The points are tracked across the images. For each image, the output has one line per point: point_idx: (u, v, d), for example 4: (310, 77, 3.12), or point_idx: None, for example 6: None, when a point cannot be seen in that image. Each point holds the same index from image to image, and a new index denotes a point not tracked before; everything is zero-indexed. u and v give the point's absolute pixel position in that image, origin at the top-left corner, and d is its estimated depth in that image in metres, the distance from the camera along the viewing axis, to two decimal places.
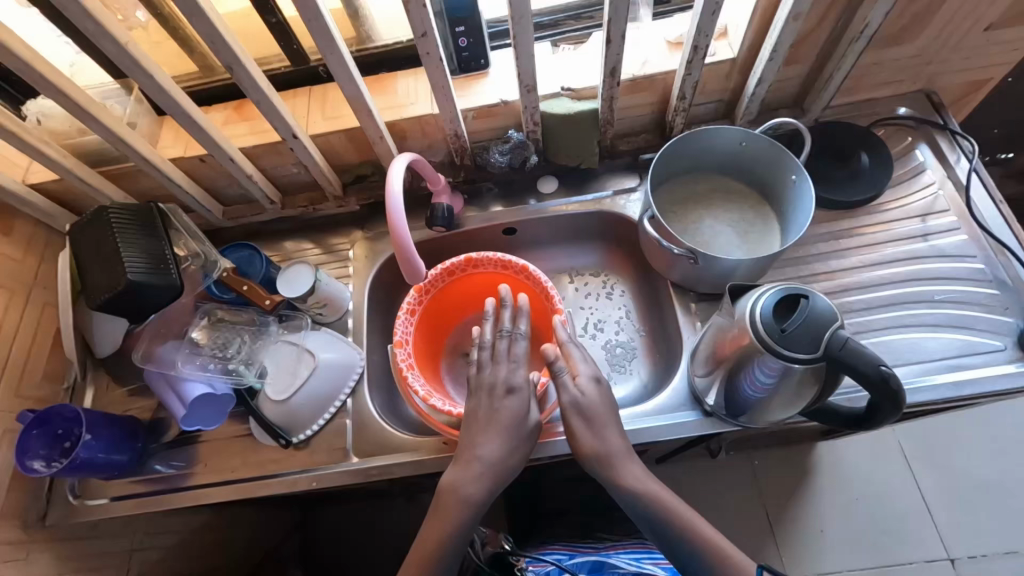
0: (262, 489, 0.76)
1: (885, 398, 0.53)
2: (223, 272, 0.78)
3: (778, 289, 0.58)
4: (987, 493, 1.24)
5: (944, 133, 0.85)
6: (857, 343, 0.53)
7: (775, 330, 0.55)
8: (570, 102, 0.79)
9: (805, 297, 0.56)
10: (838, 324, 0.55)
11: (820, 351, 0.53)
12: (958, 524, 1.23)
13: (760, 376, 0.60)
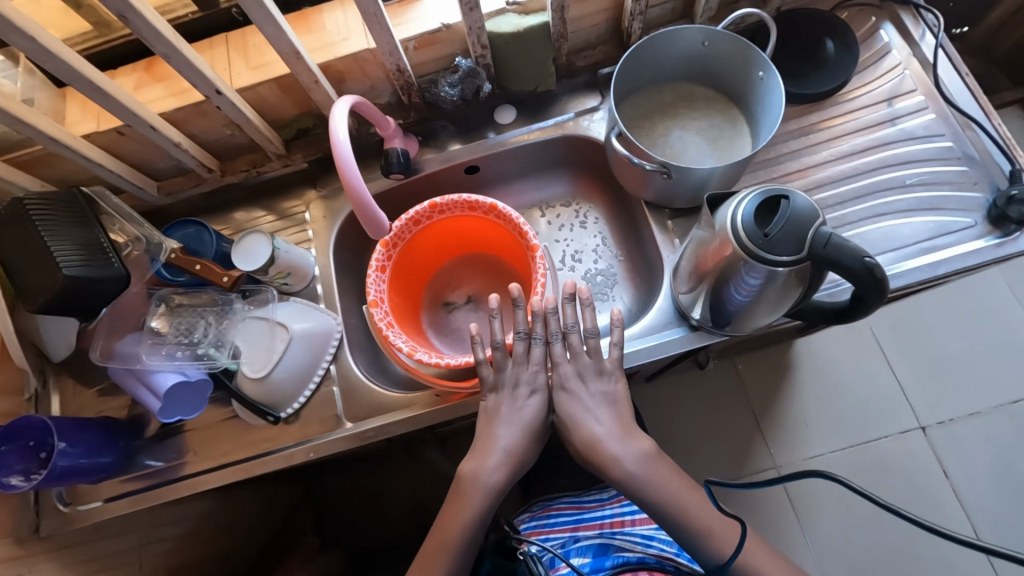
0: (259, 468, 0.75)
1: (870, 288, 0.52)
2: (171, 253, 0.72)
3: (757, 192, 0.56)
4: (951, 365, 1.32)
5: (908, 8, 0.82)
6: (841, 239, 0.51)
7: (757, 236, 0.54)
8: (518, 17, 0.72)
9: (785, 197, 0.54)
10: (821, 220, 0.53)
11: (804, 251, 0.52)
12: (929, 395, 1.31)
13: (748, 283, 0.58)
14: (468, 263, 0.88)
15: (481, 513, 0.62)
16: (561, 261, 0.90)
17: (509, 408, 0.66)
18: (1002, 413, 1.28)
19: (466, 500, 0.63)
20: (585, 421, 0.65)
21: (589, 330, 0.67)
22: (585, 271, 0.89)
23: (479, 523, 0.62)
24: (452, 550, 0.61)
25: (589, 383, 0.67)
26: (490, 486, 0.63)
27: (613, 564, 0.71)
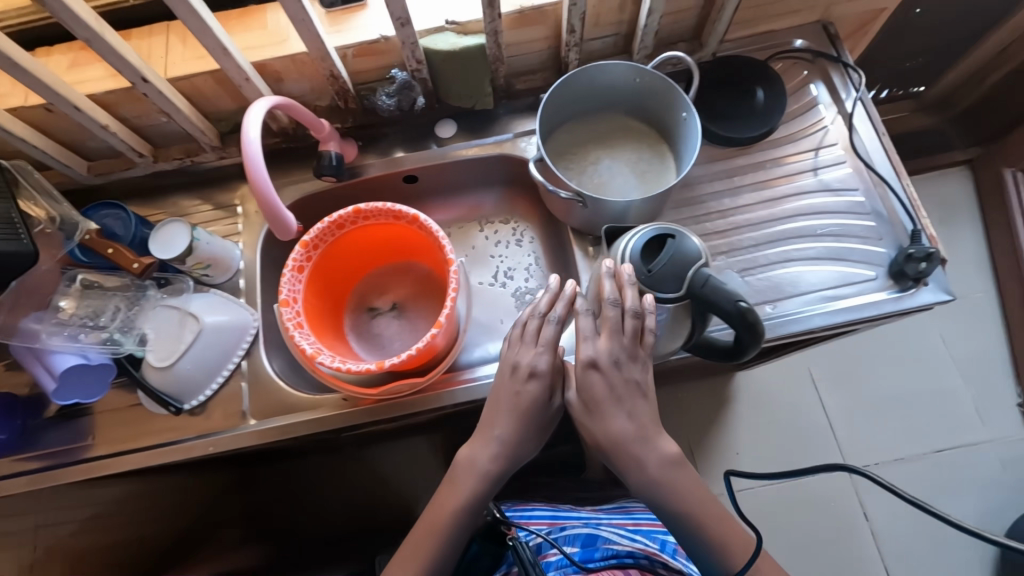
0: (156, 458, 0.74)
1: (747, 331, 0.55)
2: (87, 234, 0.73)
3: (648, 230, 0.59)
4: (892, 406, 1.36)
5: (837, 66, 0.85)
6: (717, 281, 0.55)
7: (642, 271, 0.57)
8: (455, 37, 0.74)
9: (672, 237, 0.58)
10: (702, 261, 0.56)
11: (683, 288, 0.55)
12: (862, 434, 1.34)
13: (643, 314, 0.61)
14: (397, 270, 0.89)
15: (475, 499, 0.63)
16: (493, 277, 0.91)
17: (517, 391, 0.62)
18: (926, 459, 1.32)
19: (458, 484, 0.63)
20: (610, 420, 0.55)
21: (632, 311, 0.55)
22: (514, 289, 0.91)
23: (472, 507, 0.63)
24: (440, 532, 0.62)
25: (622, 372, 0.55)
26: (483, 474, 0.62)
27: (602, 555, 0.72)
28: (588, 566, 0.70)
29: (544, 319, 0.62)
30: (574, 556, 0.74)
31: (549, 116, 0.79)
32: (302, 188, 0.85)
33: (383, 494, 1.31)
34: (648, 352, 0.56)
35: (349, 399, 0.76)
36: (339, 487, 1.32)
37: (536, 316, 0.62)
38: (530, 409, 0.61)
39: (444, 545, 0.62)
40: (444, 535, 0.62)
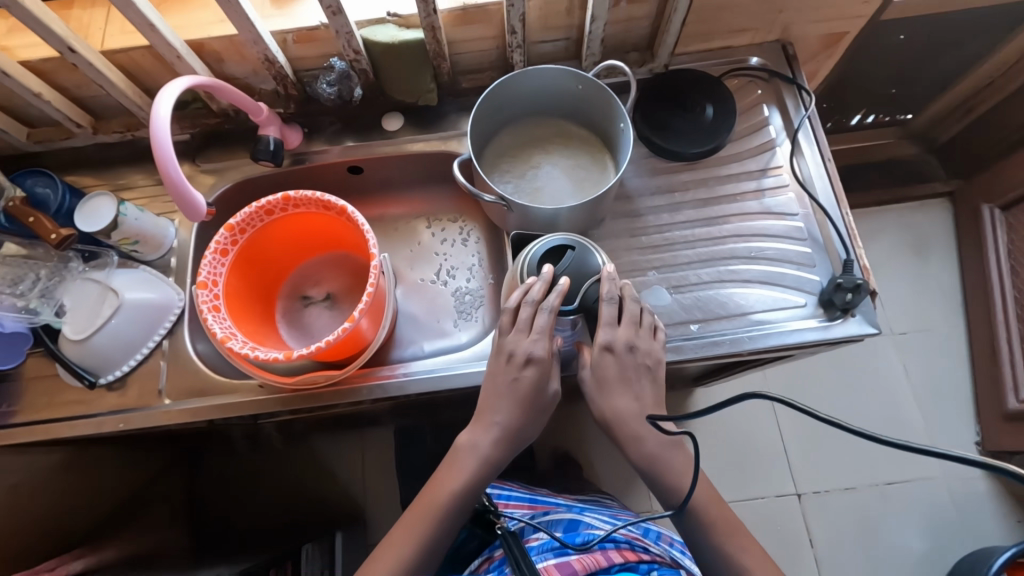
0: (66, 430, 0.74)
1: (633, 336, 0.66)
2: (9, 201, 0.72)
3: (549, 240, 0.66)
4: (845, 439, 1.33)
5: (791, 88, 0.84)
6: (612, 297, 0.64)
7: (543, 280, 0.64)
8: (396, 29, 0.73)
9: (570, 248, 0.66)
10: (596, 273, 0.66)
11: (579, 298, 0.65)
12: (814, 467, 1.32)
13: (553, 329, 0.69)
14: (335, 260, 0.89)
15: (473, 483, 0.65)
16: (435, 274, 0.90)
17: (511, 374, 0.63)
18: (875, 490, 1.30)
19: (455, 470, 0.65)
20: (614, 401, 0.65)
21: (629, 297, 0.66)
22: (455, 288, 0.89)
23: (469, 489, 0.65)
24: (437, 513, 0.64)
25: (634, 355, 0.65)
26: (484, 459, 0.64)
27: (582, 540, 0.76)
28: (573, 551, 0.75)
29: (535, 308, 0.63)
30: (555, 542, 0.77)
31: (489, 117, 0.78)
32: (245, 171, 0.85)
33: (329, 483, 1.31)
34: (658, 344, 0.67)
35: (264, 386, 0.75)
36: (285, 473, 1.32)
37: (529, 304, 0.62)
38: (523, 399, 0.63)
39: (439, 526, 0.64)
40: (432, 523, 0.64)
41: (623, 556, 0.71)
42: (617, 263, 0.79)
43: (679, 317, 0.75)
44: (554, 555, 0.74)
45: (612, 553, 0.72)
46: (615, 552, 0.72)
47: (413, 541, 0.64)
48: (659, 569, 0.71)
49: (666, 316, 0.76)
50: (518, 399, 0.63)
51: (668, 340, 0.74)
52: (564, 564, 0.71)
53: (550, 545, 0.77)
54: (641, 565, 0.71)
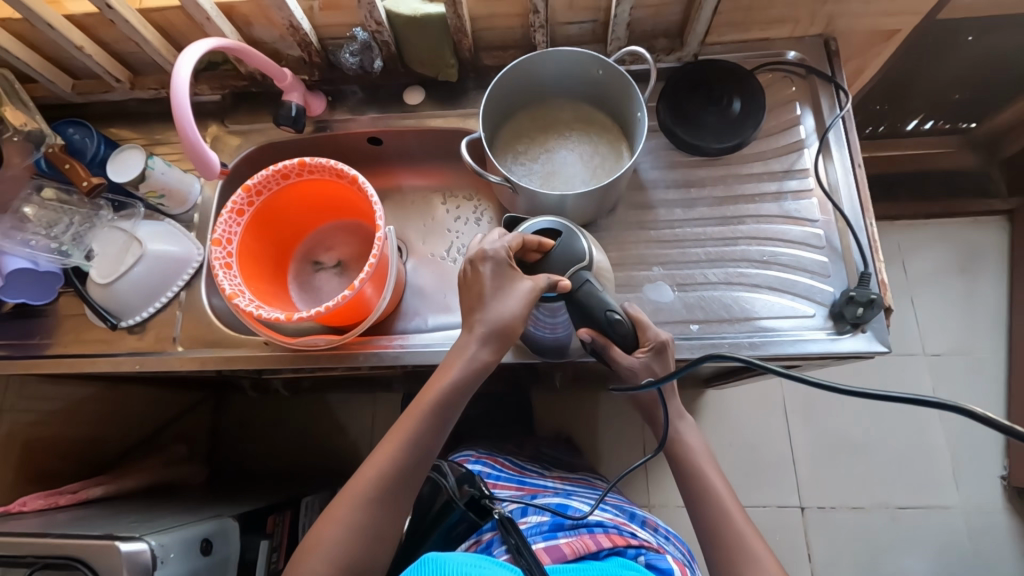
0: (90, 365, 0.80)
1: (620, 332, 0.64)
2: (49, 148, 0.77)
3: (537, 229, 0.67)
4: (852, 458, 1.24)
5: (828, 86, 0.80)
6: (593, 288, 0.62)
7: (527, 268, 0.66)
8: (420, 3, 0.73)
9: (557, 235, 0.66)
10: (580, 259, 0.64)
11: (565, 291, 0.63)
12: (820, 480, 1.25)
13: (543, 317, 0.68)
14: (348, 228, 0.91)
15: (465, 385, 0.64)
16: (446, 250, 0.90)
17: (475, 279, 0.64)
18: (885, 512, 1.26)
19: (441, 373, 0.65)
20: (620, 359, 0.66)
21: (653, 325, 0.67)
22: None
23: (457, 393, 0.64)
24: (426, 409, 0.64)
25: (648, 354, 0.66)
26: (471, 360, 0.64)
27: (570, 524, 0.76)
28: (557, 535, 0.74)
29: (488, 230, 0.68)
30: (545, 525, 0.77)
31: (507, 96, 0.78)
32: (269, 135, 0.88)
33: (336, 442, 1.36)
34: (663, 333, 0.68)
35: (268, 344, 0.79)
36: (297, 427, 1.38)
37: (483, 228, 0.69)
38: (503, 318, 0.63)
39: (428, 425, 0.64)
40: (421, 420, 0.64)
41: (612, 541, 0.71)
42: (622, 255, 0.78)
43: (679, 315, 0.74)
44: (544, 539, 0.75)
45: (601, 538, 0.72)
46: (604, 537, 0.72)
47: (403, 434, 0.64)
48: (646, 555, 0.71)
49: (666, 314, 0.74)
50: (493, 313, 0.63)
51: (665, 337, 0.73)
52: (554, 548, 0.72)
53: (539, 529, 0.77)
54: (629, 550, 0.71)
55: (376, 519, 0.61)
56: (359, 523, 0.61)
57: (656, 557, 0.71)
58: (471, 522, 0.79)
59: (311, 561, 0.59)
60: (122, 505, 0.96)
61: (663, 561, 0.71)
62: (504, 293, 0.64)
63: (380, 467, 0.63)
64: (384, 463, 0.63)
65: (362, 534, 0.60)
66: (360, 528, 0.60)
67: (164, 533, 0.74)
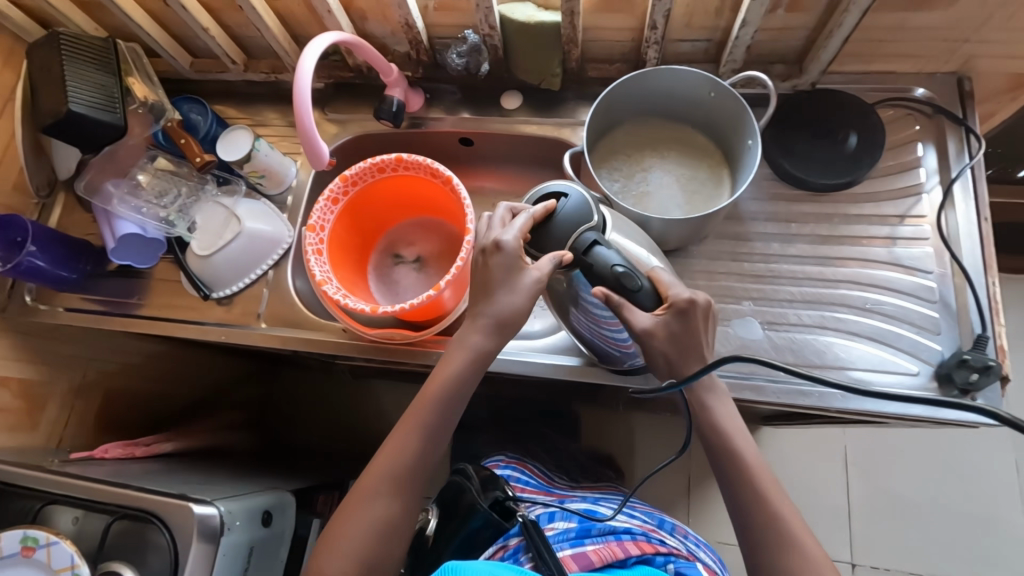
0: (181, 330, 0.84)
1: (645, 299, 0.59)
2: (168, 122, 0.81)
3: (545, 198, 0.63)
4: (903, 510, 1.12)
5: (957, 128, 0.74)
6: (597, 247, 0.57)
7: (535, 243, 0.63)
8: (534, 10, 0.73)
9: (563, 199, 0.62)
10: (586, 218, 0.60)
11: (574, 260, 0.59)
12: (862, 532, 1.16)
13: (583, 318, 0.67)
14: (429, 225, 0.92)
15: (466, 371, 0.65)
16: None
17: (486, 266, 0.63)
18: None
19: (437, 369, 0.66)
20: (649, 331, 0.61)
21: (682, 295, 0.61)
22: None
23: (461, 380, 0.66)
24: (427, 402, 0.66)
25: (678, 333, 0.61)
26: (471, 353, 0.65)
27: (598, 531, 0.75)
28: (585, 543, 0.74)
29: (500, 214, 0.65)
30: (572, 531, 0.77)
31: (609, 110, 0.76)
32: (365, 126, 0.90)
33: (384, 428, 1.39)
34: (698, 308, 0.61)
35: (347, 331, 0.80)
36: (348, 408, 1.42)
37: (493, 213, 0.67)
38: (505, 296, 0.62)
39: (435, 415, 0.66)
40: (429, 411, 0.66)
41: (641, 548, 0.71)
42: (710, 285, 0.75)
43: (767, 356, 0.71)
44: (571, 545, 0.74)
45: (628, 545, 0.71)
46: (632, 543, 0.72)
47: (407, 429, 0.66)
48: (675, 563, 0.72)
49: (753, 353, 0.71)
50: (497, 305, 0.63)
51: (751, 378, 0.70)
52: (581, 555, 0.71)
53: (565, 536, 0.76)
54: (658, 557, 0.72)
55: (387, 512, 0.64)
56: (371, 519, 0.63)
57: (684, 565, 0.72)
58: (496, 528, 0.75)
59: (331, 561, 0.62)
60: (189, 463, 1.00)
61: (692, 569, 0.72)
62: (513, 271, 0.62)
63: (391, 463, 0.65)
64: (394, 459, 0.65)
65: (374, 528, 0.63)
66: (374, 523, 0.63)
67: (231, 501, 0.77)
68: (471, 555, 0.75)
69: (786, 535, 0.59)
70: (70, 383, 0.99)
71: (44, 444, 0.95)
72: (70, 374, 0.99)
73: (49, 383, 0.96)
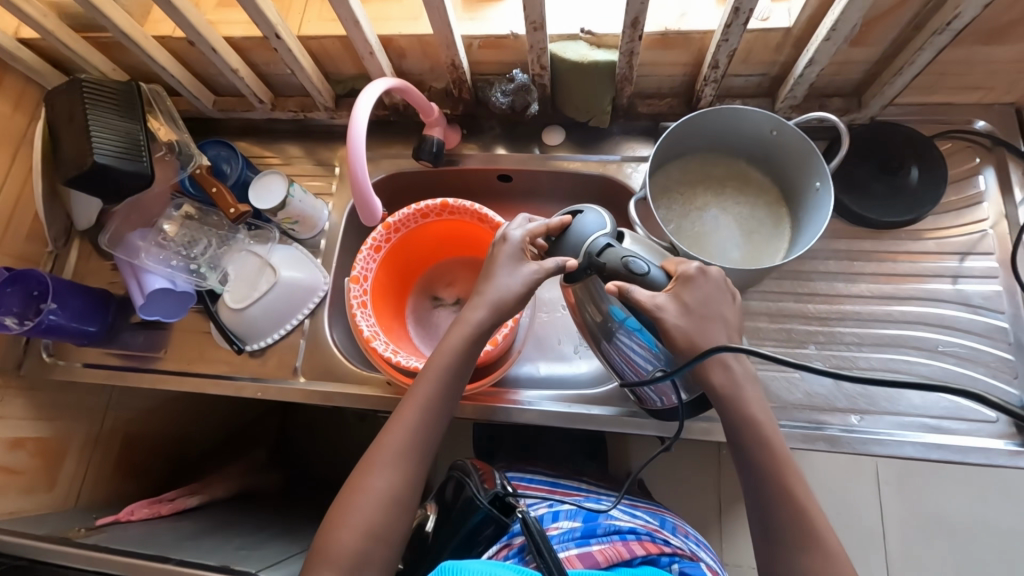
0: (213, 387, 0.79)
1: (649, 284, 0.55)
2: (197, 169, 0.77)
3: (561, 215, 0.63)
4: (952, 526, 1.03)
5: (1020, 161, 0.72)
6: (599, 239, 0.56)
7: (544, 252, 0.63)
8: (587, 48, 0.70)
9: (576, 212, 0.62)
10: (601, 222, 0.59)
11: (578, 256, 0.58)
12: (914, 550, 1.03)
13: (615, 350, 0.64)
14: (468, 266, 0.88)
15: (471, 347, 0.61)
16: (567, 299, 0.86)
17: (490, 262, 0.63)
18: None
19: (448, 338, 0.62)
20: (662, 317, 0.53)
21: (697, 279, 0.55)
22: None
23: (464, 355, 0.61)
24: (438, 374, 0.61)
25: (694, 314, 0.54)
26: (476, 327, 0.61)
27: (603, 530, 0.68)
28: (588, 543, 0.66)
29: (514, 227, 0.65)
30: (577, 531, 0.69)
31: (666, 147, 0.73)
32: (400, 164, 0.85)
33: None
34: (716, 293, 0.55)
35: (392, 385, 0.76)
36: None
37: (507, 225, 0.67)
38: (509, 299, 0.60)
39: (440, 395, 0.60)
40: (430, 396, 0.60)
41: (645, 548, 0.64)
42: (774, 328, 0.72)
43: (838, 403, 0.68)
44: (576, 545, 0.66)
45: (633, 545, 0.64)
46: (637, 544, 0.65)
47: (418, 402, 0.60)
48: (680, 563, 0.65)
49: (823, 401, 0.68)
50: (497, 288, 0.61)
51: (824, 428, 0.67)
52: (586, 555, 0.63)
53: (570, 535, 0.68)
54: (662, 558, 0.65)
55: (400, 486, 0.57)
56: (383, 489, 0.57)
57: (690, 565, 0.65)
58: (497, 526, 0.66)
59: (341, 534, 0.55)
60: (219, 517, 0.93)
61: (698, 570, 0.65)
62: (516, 273, 0.61)
63: (401, 436, 0.59)
64: (406, 431, 0.59)
65: (385, 501, 0.56)
66: (385, 495, 0.57)
67: (276, 570, 0.72)
68: (472, 554, 0.67)
69: (811, 534, 0.52)
70: (88, 435, 0.91)
71: (61, 504, 0.87)
72: (86, 426, 0.91)
73: (66, 437, 0.88)
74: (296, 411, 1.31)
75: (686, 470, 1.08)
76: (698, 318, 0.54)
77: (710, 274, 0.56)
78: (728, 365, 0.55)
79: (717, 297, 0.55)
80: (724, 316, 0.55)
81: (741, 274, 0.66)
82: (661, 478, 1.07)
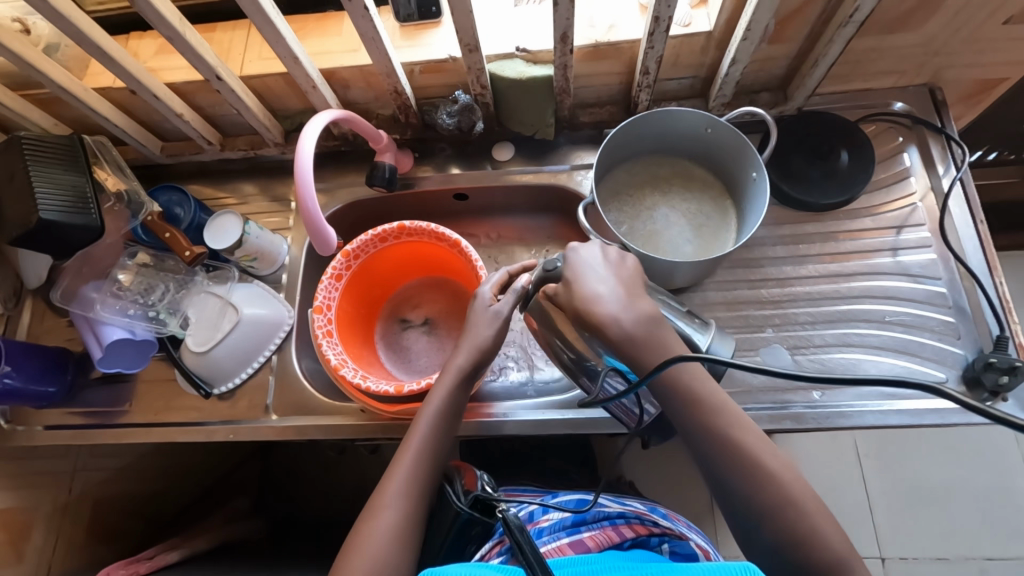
0: (183, 435, 0.78)
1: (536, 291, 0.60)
2: (149, 216, 0.77)
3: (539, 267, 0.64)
4: (929, 491, 1.07)
5: (939, 137, 0.77)
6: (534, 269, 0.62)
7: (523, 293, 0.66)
8: (524, 65, 0.73)
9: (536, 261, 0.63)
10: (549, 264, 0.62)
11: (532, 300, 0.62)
12: (899, 522, 1.05)
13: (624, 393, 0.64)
14: (434, 286, 0.89)
15: (455, 394, 0.63)
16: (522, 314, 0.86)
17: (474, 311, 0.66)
18: None
19: (439, 380, 0.64)
20: (580, 288, 0.54)
21: (587, 254, 0.56)
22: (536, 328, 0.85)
23: (452, 401, 0.63)
24: (433, 411, 0.62)
25: (587, 277, 0.54)
26: (459, 370, 0.63)
27: (592, 516, 0.66)
28: (579, 532, 0.64)
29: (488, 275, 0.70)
30: (567, 520, 0.67)
31: (610, 152, 0.75)
32: (354, 192, 0.86)
33: None
34: (613, 265, 0.56)
35: (366, 412, 0.75)
36: None
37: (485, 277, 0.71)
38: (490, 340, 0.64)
39: (438, 438, 0.61)
40: (424, 440, 0.61)
41: (636, 530, 0.63)
42: (731, 316, 0.75)
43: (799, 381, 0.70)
44: (567, 535, 0.64)
45: (623, 529, 0.63)
46: (627, 526, 0.63)
47: (417, 434, 0.61)
48: (671, 542, 0.64)
49: (784, 380, 0.71)
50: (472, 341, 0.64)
51: (788, 406, 0.69)
52: (577, 542, 0.62)
53: (561, 525, 0.66)
54: (653, 540, 0.63)
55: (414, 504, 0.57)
56: (394, 514, 0.56)
57: (681, 544, 0.64)
58: (484, 526, 0.63)
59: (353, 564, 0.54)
60: (205, 570, 0.89)
61: (689, 549, 0.64)
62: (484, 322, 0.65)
63: (405, 468, 0.59)
64: (408, 465, 0.59)
65: (395, 529, 0.56)
66: (397, 519, 0.56)
67: None
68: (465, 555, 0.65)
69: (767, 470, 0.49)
70: (55, 503, 0.88)
71: None
72: (54, 493, 0.88)
73: (32, 507, 0.84)
74: (277, 452, 1.28)
75: (669, 466, 1.09)
76: (604, 286, 0.54)
77: (585, 247, 0.57)
78: (604, 304, 0.53)
79: (586, 254, 0.56)
80: (589, 265, 0.55)
81: (691, 268, 0.68)
82: (649, 473, 1.09)
